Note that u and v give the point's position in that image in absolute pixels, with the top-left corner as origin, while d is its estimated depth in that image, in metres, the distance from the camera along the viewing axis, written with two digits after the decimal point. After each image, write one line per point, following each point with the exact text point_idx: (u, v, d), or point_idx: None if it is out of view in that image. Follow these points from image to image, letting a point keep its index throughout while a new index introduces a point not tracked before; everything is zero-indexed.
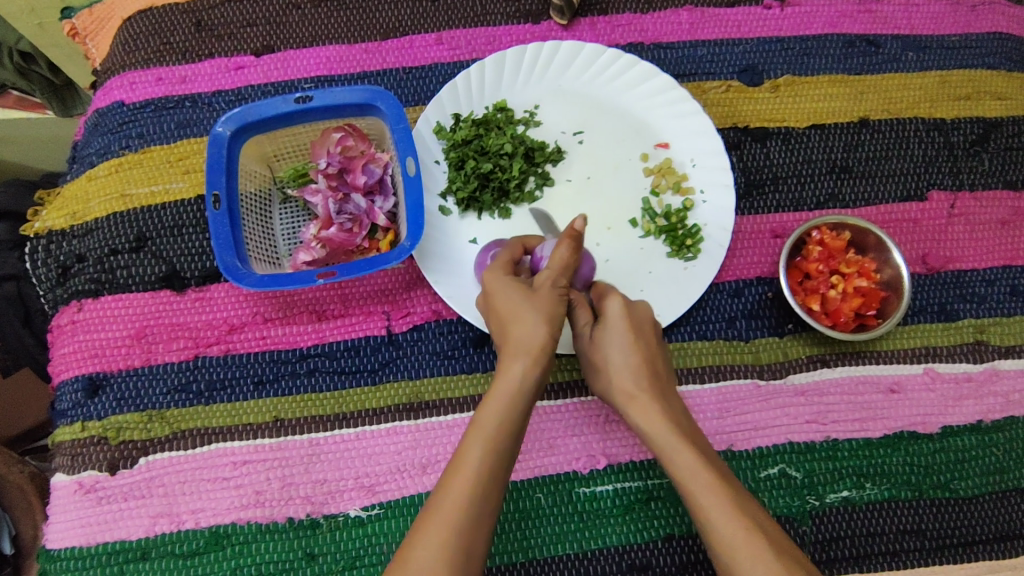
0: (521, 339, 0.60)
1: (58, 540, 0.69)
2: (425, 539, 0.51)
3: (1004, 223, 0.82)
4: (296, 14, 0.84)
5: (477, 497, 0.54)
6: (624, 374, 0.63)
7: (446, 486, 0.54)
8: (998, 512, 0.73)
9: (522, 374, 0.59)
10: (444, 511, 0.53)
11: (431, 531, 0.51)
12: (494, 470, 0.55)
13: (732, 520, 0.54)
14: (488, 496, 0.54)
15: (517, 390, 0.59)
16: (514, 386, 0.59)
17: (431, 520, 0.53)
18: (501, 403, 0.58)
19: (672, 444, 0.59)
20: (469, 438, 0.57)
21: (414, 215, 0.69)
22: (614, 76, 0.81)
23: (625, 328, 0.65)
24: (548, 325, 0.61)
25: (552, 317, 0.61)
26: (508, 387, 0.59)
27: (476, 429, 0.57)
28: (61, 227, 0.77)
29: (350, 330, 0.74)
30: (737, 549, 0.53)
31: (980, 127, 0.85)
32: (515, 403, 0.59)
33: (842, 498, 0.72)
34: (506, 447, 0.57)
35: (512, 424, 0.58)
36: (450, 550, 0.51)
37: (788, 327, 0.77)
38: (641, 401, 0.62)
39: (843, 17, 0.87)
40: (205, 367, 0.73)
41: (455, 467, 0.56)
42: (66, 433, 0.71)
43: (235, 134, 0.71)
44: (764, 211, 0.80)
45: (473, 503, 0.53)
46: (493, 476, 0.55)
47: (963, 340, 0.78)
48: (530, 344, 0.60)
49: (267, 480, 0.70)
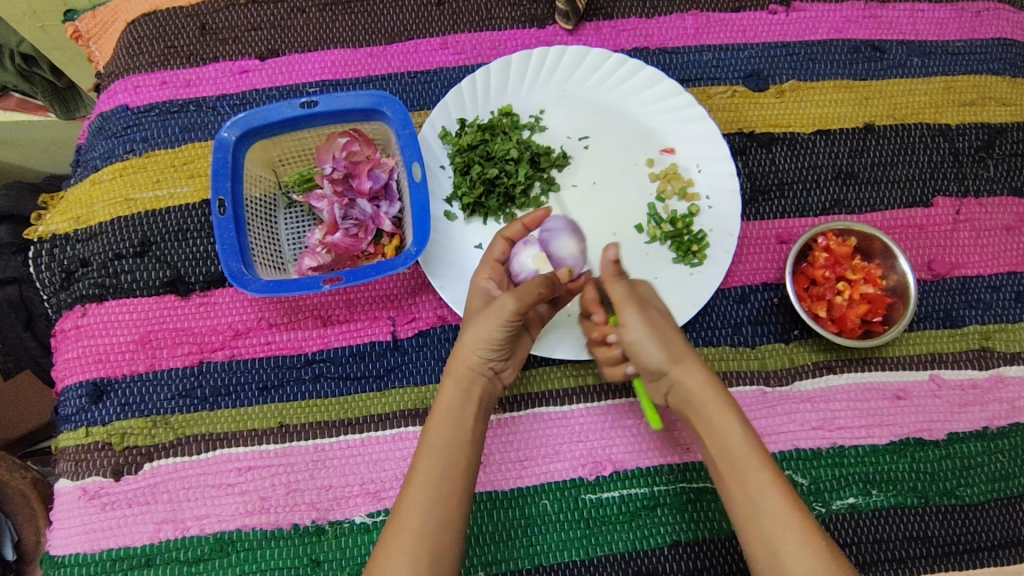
0: (455, 360, 0.62)
1: (62, 546, 0.68)
2: (391, 550, 0.54)
3: (1009, 229, 0.82)
4: (300, 17, 0.83)
5: (434, 505, 0.56)
6: (678, 348, 0.62)
7: (404, 497, 0.57)
8: (1004, 519, 0.73)
9: (460, 386, 0.61)
10: (404, 523, 0.55)
11: (392, 541, 0.55)
12: (447, 478, 0.57)
13: (781, 502, 0.56)
14: (446, 504, 0.56)
15: (461, 403, 0.61)
16: (456, 398, 0.61)
17: (393, 532, 0.55)
18: (444, 415, 0.60)
19: (725, 420, 0.59)
20: (422, 452, 0.59)
21: (420, 220, 0.69)
22: (620, 81, 0.81)
23: (660, 306, 0.65)
24: (482, 347, 0.61)
25: (487, 344, 0.61)
26: (450, 399, 0.61)
27: (425, 444, 0.59)
28: (65, 231, 0.77)
29: (355, 335, 0.74)
30: (781, 529, 0.55)
31: (986, 133, 0.85)
32: (460, 413, 0.60)
33: (848, 505, 0.72)
34: (460, 454, 0.59)
35: (460, 432, 0.59)
36: (412, 557, 0.53)
37: (794, 333, 0.77)
38: (696, 382, 0.61)
39: (848, 22, 0.87)
40: (210, 373, 0.73)
41: (410, 480, 0.58)
42: (70, 438, 0.71)
43: (240, 139, 0.71)
44: (769, 216, 0.80)
45: (430, 512, 0.56)
46: (448, 484, 0.57)
47: (969, 347, 0.78)
48: (461, 365, 0.62)
49: (272, 486, 0.70)
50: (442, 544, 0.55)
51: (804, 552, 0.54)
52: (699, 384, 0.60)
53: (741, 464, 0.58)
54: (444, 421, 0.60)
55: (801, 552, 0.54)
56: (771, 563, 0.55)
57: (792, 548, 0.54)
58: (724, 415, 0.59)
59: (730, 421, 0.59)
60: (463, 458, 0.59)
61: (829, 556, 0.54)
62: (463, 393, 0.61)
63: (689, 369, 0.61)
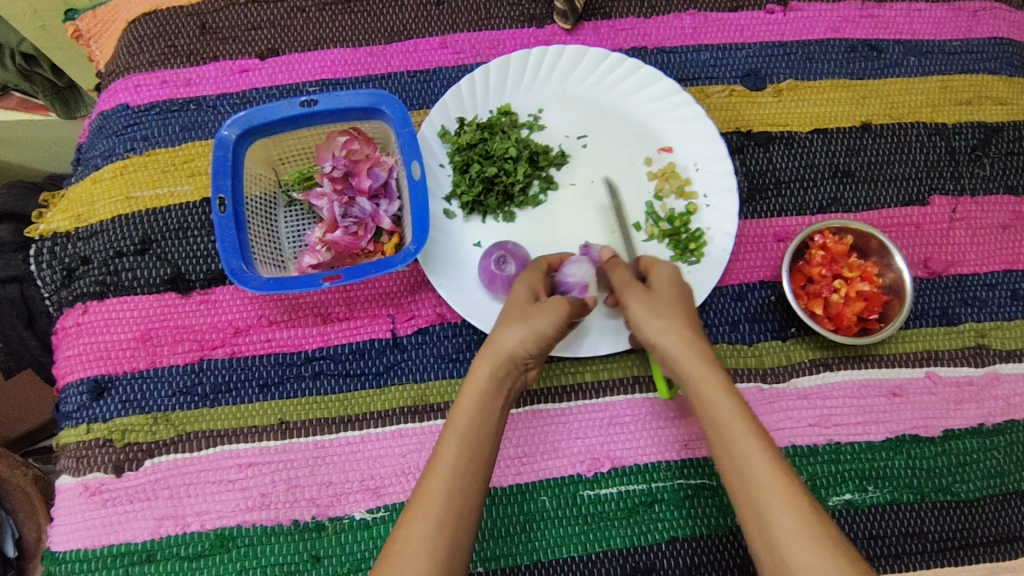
0: (490, 347, 0.61)
1: (63, 542, 0.69)
2: (406, 536, 0.53)
3: (1005, 227, 0.83)
4: (300, 17, 0.84)
5: (455, 494, 0.54)
6: (669, 323, 0.61)
7: (423, 484, 0.55)
8: (1000, 515, 0.73)
9: (493, 373, 0.60)
10: (423, 511, 0.54)
11: (408, 529, 0.53)
12: (471, 466, 0.56)
13: (772, 474, 0.54)
14: (468, 493, 0.55)
15: (492, 392, 0.59)
16: (488, 385, 0.59)
17: (410, 518, 0.54)
18: (474, 400, 0.59)
19: (717, 398, 0.58)
20: (445, 439, 0.57)
21: (419, 218, 0.69)
22: (618, 80, 0.82)
23: (670, 287, 0.65)
24: (530, 341, 0.61)
25: (535, 335, 0.61)
26: (481, 385, 0.60)
27: (451, 429, 0.58)
28: (66, 229, 0.77)
29: (355, 332, 0.75)
30: (773, 503, 0.53)
31: (982, 132, 0.85)
32: (490, 401, 0.59)
33: (844, 501, 0.72)
34: (484, 446, 0.57)
35: (488, 423, 0.58)
36: (430, 544, 0.52)
37: (791, 330, 0.77)
38: (688, 355, 0.60)
39: (845, 22, 0.88)
40: (210, 370, 0.73)
41: (434, 465, 0.56)
42: (71, 435, 0.72)
43: (241, 137, 0.71)
44: (767, 215, 0.81)
45: (449, 499, 0.54)
46: (471, 473, 0.56)
47: (965, 344, 0.78)
48: (499, 353, 0.60)
49: (272, 482, 0.70)
50: (459, 535, 0.53)
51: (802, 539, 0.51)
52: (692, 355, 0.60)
53: (732, 442, 0.56)
54: (472, 406, 0.58)
55: (797, 528, 0.52)
56: (766, 542, 0.53)
57: (788, 532, 0.52)
58: (714, 386, 0.59)
59: (721, 394, 0.58)
60: (488, 448, 0.57)
61: (831, 539, 0.51)
62: (496, 380, 0.60)
63: (678, 344, 0.60)
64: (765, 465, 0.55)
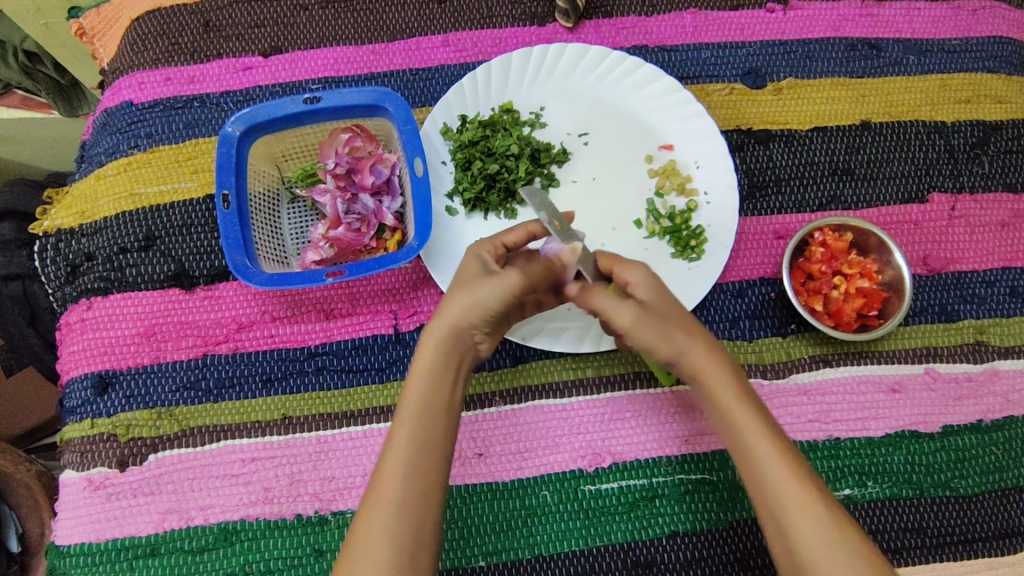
0: (436, 321, 0.59)
1: (67, 535, 0.69)
2: (368, 523, 0.53)
3: (1004, 225, 0.83)
4: (304, 15, 0.84)
5: (410, 473, 0.54)
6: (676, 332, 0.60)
7: (381, 466, 0.55)
8: (998, 510, 0.74)
9: (442, 349, 0.58)
10: (381, 494, 0.54)
11: (371, 514, 0.53)
12: (425, 442, 0.55)
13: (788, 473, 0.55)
14: (426, 474, 0.54)
15: (442, 367, 0.57)
16: (436, 361, 0.58)
17: (370, 503, 0.54)
18: (421, 377, 0.57)
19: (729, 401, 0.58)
20: (399, 419, 0.57)
21: (421, 215, 0.70)
22: (619, 78, 0.82)
23: (655, 295, 0.61)
24: (472, 312, 0.59)
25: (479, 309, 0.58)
26: (430, 361, 0.58)
27: (403, 410, 0.57)
28: (71, 226, 0.78)
29: (358, 328, 0.75)
30: (787, 495, 0.54)
31: (980, 130, 0.86)
32: (439, 376, 0.58)
33: (845, 496, 0.73)
34: (437, 421, 0.56)
35: (439, 399, 0.57)
36: (390, 526, 0.52)
37: (792, 327, 0.77)
38: (702, 359, 0.59)
39: (845, 21, 0.89)
40: (215, 365, 0.74)
41: (390, 447, 0.56)
42: (76, 430, 0.72)
43: (245, 134, 0.72)
44: (767, 212, 0.81)
45: (407, 481, 0.54)
46: (426, 451, 0.55)
47: (964, 341, 0.79)
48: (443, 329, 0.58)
49: (276, 476, 0.71)
50: (420, 513, 0.53)
51: (827, 534, 0.52)
52: (697, 350, 0.59)
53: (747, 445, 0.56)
54: (422, 382, 0.57)
55: (812, 519, 0.53)
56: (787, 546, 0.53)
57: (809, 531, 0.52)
58: (720, 382, 0.58)
59: (729, 390, 0.58)
60: (442, 424, 0.57)
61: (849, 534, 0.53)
62: (447, 354, 0.58)
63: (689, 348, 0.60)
64: (778, 458, 0.55)
